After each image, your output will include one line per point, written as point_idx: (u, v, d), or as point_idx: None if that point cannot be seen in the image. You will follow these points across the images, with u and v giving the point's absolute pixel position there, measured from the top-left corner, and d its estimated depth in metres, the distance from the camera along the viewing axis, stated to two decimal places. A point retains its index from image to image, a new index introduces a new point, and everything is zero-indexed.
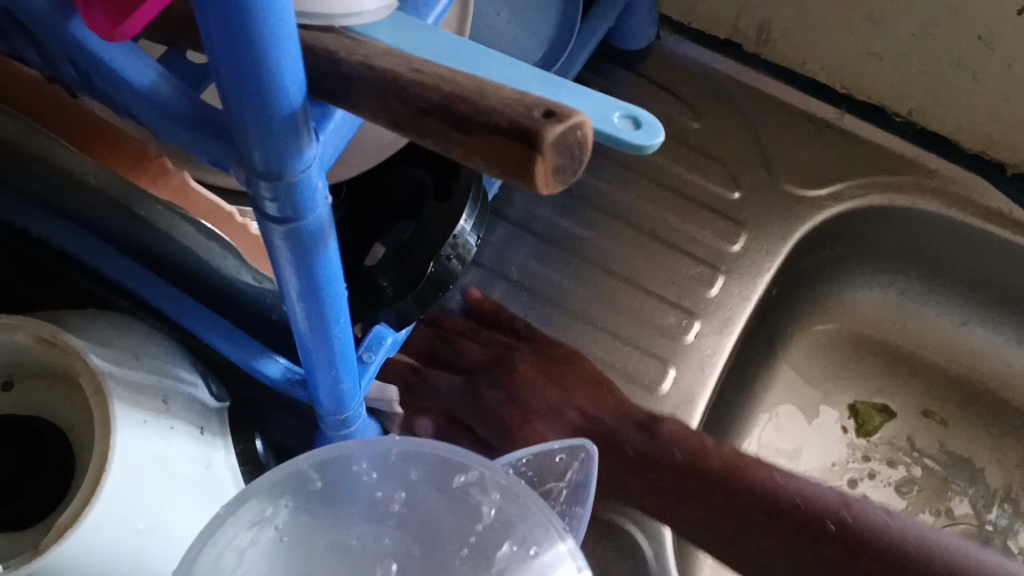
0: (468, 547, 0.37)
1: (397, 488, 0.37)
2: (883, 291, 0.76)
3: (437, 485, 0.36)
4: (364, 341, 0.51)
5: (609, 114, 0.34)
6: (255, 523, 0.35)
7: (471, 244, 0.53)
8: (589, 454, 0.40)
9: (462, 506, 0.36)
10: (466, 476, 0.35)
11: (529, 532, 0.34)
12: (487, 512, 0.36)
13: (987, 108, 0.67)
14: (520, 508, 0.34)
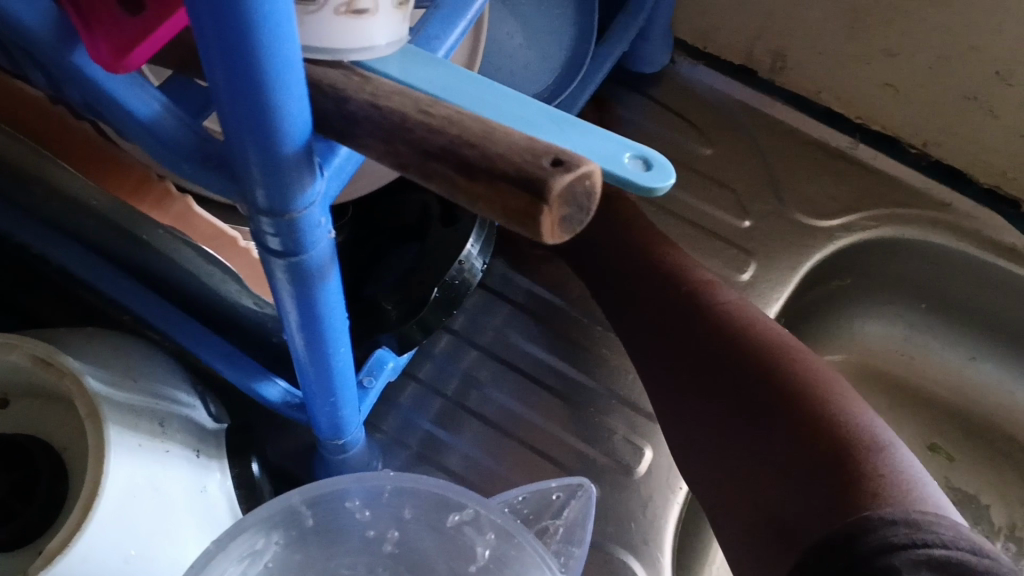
0: None
1: (390, 526, 0.36)
2: (891, 322, 0.75)
3: (431, 524, 0.36)
4: (364, 365, 0.51)
5: (620, 155, 0.33)
6: (245, 559, 0.34)
7: (477, 268, 0.52)
8: (588, 491, 0.43)
9: (456, 546, 0.36)
10: (461, 515, 0.35)
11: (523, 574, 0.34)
12: (481, 553, 0.36)
13: (1002, 143, 0.66)
14: (517, 552, 0.34)
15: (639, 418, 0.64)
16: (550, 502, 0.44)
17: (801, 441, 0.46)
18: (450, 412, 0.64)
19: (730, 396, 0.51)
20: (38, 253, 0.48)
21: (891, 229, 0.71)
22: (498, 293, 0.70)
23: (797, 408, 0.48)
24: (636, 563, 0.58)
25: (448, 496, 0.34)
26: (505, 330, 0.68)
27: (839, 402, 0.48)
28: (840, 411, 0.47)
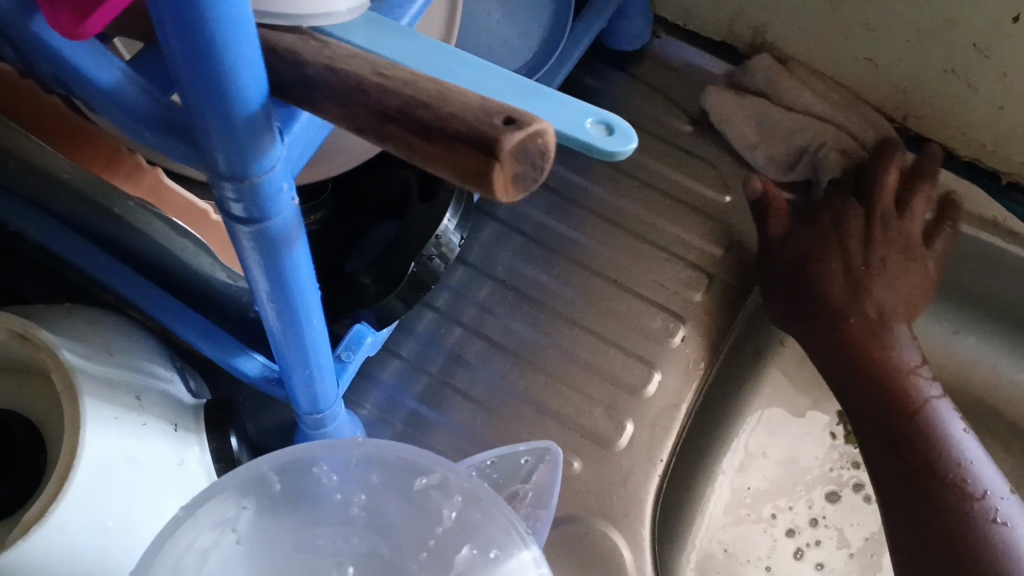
0: (426, 551, 0.37)
1: (357, 491, 0.37)
2: None
3: (397, 488, 0.37)
4: (343, 340, 0.50)
5: (581, 120, 0.33)
6: (217, 526, 0.34)
7: (455, 242, 0.52)
8: (554, 456, 0.44)
9: (421, 510, 0.37)
10: (428, 479, 0.36)
11: (491, 536, 0.35)
12: (447, 515, 0.37)
13: (983, 116, 0.67)
14: (484, 514, 0.35)
15: (622, 393, 0.65)
16: (519, 466, 0.45)
17: (929, 507, 0.54)
18: (434, 390, 0.64)
19: (881, 445, 0.59)
20: (16, 231, 0.48)
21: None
22: (481, 270, 0.69)
23: (927, 473, 0.56)
24: (617, 535, 0.60)
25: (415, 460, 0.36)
26: (488, 308, 0.67)
27: (958, 469, 0.55)
28: (961, 477, 0.55)
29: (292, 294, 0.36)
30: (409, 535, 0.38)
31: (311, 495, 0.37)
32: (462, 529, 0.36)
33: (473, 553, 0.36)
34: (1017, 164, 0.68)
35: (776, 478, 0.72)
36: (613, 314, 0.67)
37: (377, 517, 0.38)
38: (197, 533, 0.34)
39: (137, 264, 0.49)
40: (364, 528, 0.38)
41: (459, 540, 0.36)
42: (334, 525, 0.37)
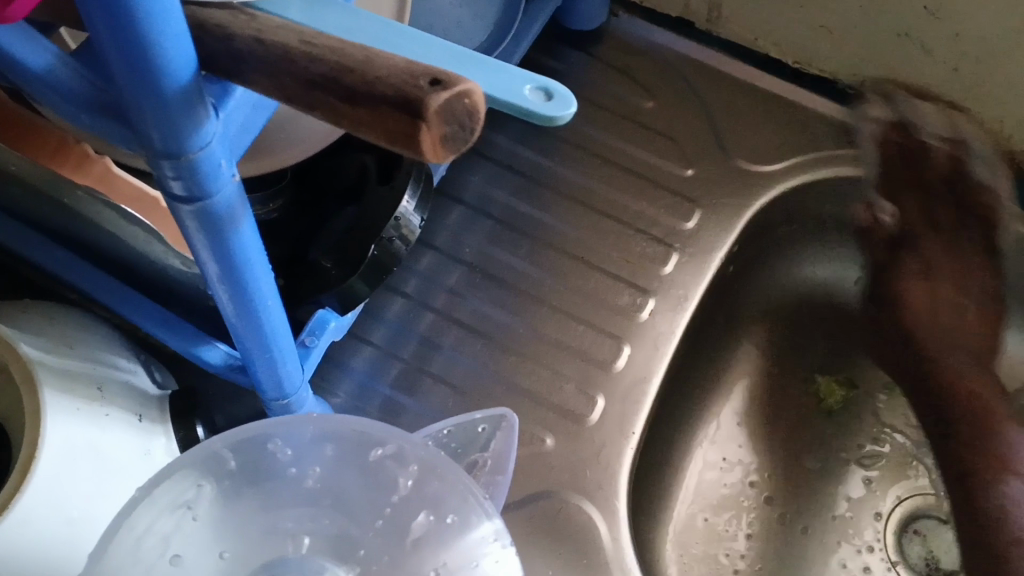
0: (383, 519, 0.38)
1: (312, 464, 0.38)
2: (843, 267, 0.75)
3: (352, 460, 0.38)
4: (307, 325, 0.51)
5: (518, 87, 0.33)
6: (176, 507, 0.36)
7: (415, 224, 0.52)
8: (511, 422, 0.47)
9: (377, 481, 0.38)
10: (384, 450, 0.38)
11: (447, 501, 0.37)
12: (403, 485, 0.38)
13: (938, 80, 0.67)
14: (442, 483, 0.37)
15: (592, 368, 0.65)
16: (476, 435, 0.47)
17: None
18: (408, 375, 0.64)
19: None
20: None
21: (849, 174, 0.70)
22: (450, 254, 0.69)
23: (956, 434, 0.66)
24: (592, 508, 0.60)
25: (370, 432, 0.37)
26: (459, 292, 0.67)
27: None
28: None
29: (242, 275, 0.36)
30: (366, 511, 0.38)
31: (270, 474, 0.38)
32: (418, 502, 0.38)
33: (431, 524, 0.37)
34: (975, 124, 0.69)
35: (748, 449, 0.72)
36: (581, 292, 0.68)
37: (331, 494, 0.38)
38: (157, 515, 0.35)
39: (97, 259, 0.49)
40: (321, 509, 0.38)
41: (416, 513, 0.38)
42: (292, 506, 0.38)
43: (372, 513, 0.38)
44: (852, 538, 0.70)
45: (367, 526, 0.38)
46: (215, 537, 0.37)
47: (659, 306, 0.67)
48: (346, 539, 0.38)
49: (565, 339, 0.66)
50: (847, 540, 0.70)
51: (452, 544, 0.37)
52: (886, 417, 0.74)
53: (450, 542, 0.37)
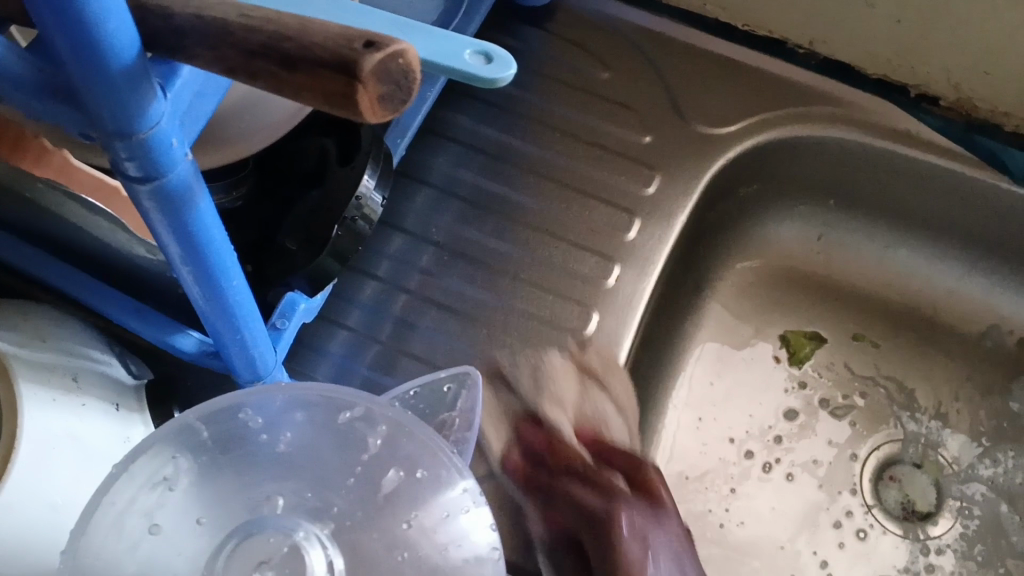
0: (355, 477, 0.40)
1: (283, 431, 0.40)
2: (804, 224, 0.78)
3: (322, 425, 0.41)
4: (277, 309, 0.52)
5: (458, 52, 0.34)
6: (155, 483, 0.38)
7: (376, 203, 0.53)
8: (474, 380, 0.49)
9: (347, 443, 0.41)
10: (351, 413, 0.41)
11: (416, 457, 0.40)
12: (373, 444, 0.40)
13: (883, 33, 0.68)
14: (410, 442, 0.40)
15: (564, 337, 0.66)
16: (443, 395, 0.49)
17: None
18: (386, 357, 0.65)
19: None
20: None
21: (810, 129, 0.72)
22: (420, 236, 0.70)
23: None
24: None
25: (338, 397, 0.41)
26: (431, 272, 0.68)
27: None
28: None
29: (204, 255, 0.37)
30: (339, 473, 0.40)
31: (245, 439, 0.40)
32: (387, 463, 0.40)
33: (405, 482, 0.40)
34: (923, 75, 0.70)
35: (728, 398, 0.74)
36: (551, 265, 0.69)
37: (307, 459, 0.40)
38: (136, 491, 0.37)
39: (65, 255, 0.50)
40: (297, 473, 0.39)
41: (388, 472, 0.40)
42: (268, 469, 0.39)
43: (343, 474, 0.40)
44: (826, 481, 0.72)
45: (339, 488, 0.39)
46: (197, 496, 0.38)
47: (624, 272, 0.68)
48: (317, 500, 0.39)
49: (538, 310, 0.67)
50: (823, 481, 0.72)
51: (428, 499, 0.39)
52: (854, 367, 0.76)
53: (423, 496, 0.39)
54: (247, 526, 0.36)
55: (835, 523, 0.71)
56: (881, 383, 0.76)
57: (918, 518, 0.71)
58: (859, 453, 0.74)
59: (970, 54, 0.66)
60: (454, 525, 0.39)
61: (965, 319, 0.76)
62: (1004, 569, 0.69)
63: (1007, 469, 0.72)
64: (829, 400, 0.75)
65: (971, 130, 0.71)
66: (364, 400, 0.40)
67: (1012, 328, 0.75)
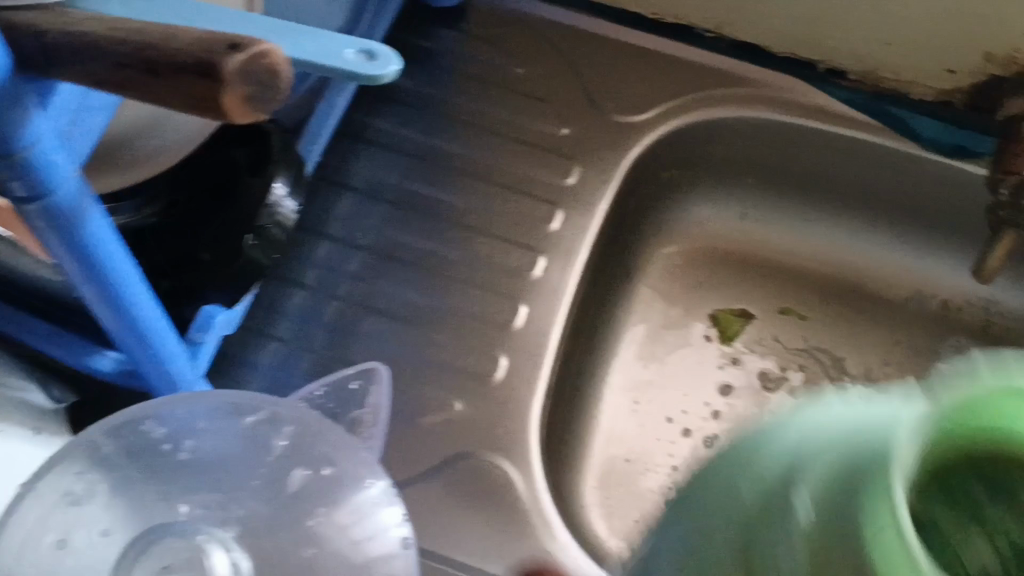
0: (260, 477, 0.48)
1: (186, 439, 0.46)
2: (724, 205, 0.79)
3: (228, 431, 0.47)
4: (194, 323, 0.52)
5: (339, 51, 0.35)
6: (67, 495, 0.44)
7: (289, 210, 0.54)
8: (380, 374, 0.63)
9: (252, 443, 0.48)
10: (255, 416, 0.47)
11: (321, 455, 0.48)
12: (276, 444, 0.48)
13: (784, 10, 0.70)
14: (320, 441, 0.47)
15: (493, 331, 0.67)
16: (353, 392, 0.62)
17: None
18: (320, 364, 0.65)
19: None
20: None
21: (724, 112, 0.73)
22: (347, 242, 0.70)
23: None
24: (508, 466, 0.61)
25: (243, 402, 0.47)
26: (363, 277, 0.68)
27: None
28: None
29: (103, 271, 0.37)
30: (255, 482, 0.48)
31: (160, 456, 0.46)
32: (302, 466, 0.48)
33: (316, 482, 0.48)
34: (829, 50, 0.72)
35: (661, 381, 0.75)
36: (479, 261, 0.69)
37: (220, 469, 0.47)
38: (49, 503, 0.43)
39: None
40: (216, 482, 0.47)
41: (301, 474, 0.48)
42: (182, 480, 0.47)
43: (260, 482, 0.48)
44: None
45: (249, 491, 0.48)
46: (122, 509, 0.45)
47: (551, 262, 0.69)
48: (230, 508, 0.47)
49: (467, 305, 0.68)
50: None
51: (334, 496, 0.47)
52: (783, 340, 0.77)
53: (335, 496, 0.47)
54: (165, 529, 0.45)
55: None
56: (812, 355, 0.77)
57: None
58: None
59: (871, 26, 0.68)
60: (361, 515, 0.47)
61: (890, 287, 0.78)
62: None
63: None
64: (762, 373, 0.76)
65: (880, 100, 0.72)
66: (269, 405, 0.47)
67: (935, 292, 0.77)
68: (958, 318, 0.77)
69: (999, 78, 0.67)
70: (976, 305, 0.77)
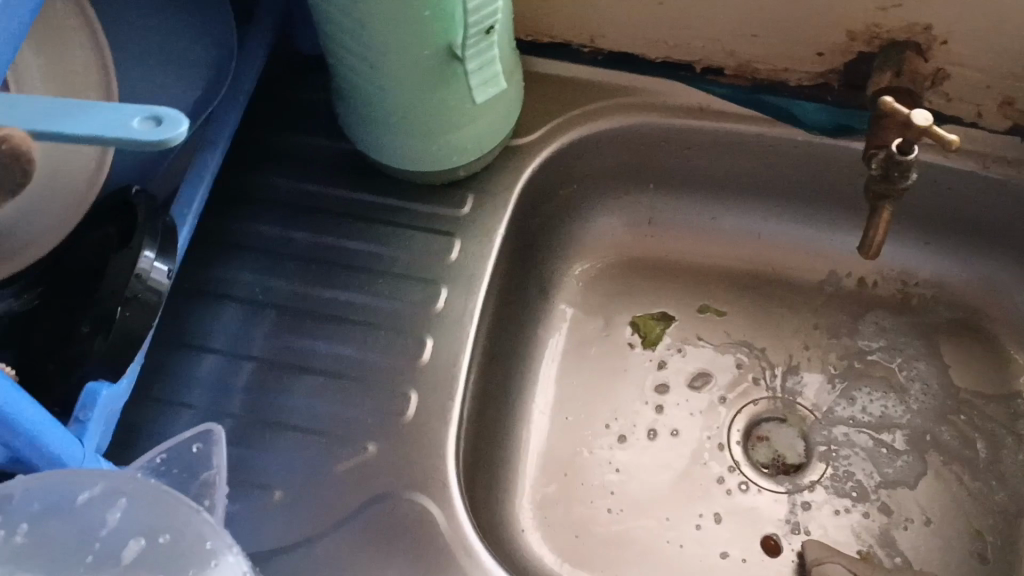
0: (91, 555, 0.45)
1: (16, 526, 0.44)
2: (620, 211, 0.80)
3: (60, 507, 0.45)
4: (79, 402, 0.53)
5: (128, 121, 0.36)
6: None
7: (164, 274, 0.54)
8: (216, 436, 0.57)
9: (84, 520, 0.46)
10: (89, 492, 0.46)
11: (157, 525, 0.46)
12: (111, 518, 0.46)
13: (651, 16, 0.70)
14: (161, 507, 0.46)
15: (401, 368, 0.65)
16: (194, 455, 0.57)
17: None
18: (240, 428, 0.64)
19: None
20: None
21: (606, 123, 0.73)
22: (255, 302, 0.69)
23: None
24: (427, 500, 0.60)
25: (77, 478, 0.46)
26: (277, 335, 0.67)
27: None
28: None
29: None
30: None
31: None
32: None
33: (181, 549, 0.45)
34: (699, 49, 0.72)
35: (593, 388, 0.76)
36: (384, 293, 0.68)
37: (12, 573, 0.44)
38: None
39: None
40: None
41: (147, 549, 0.46)
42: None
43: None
44: (696, 446, 0.74)
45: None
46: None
47: (452, 292, 0.68)
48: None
49: (379, 354, 0.66)
50: (699, 444, 0.74)
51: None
52: (703, 336, 0.78)
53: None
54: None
55: (717, 479, 0.73)
56: (735, 347, 0.77)
57: (792, 471, 0.73)
58: (727, 394, 0.76)
59: (731, 21, 0.69)
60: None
61: (804, 270, 0.79)
62: (879, 501, 0.71)
63: (864, 405, 0.75)
64: (690, 372, 0.77)
65: (758, 91, 0.73)
66: (106, 478, 0.46)
67: (849, 271, 0.79)
68: (876, 293, 0.78)
69: (869, 52, 0.67)
70: (891, 278, 0.78)
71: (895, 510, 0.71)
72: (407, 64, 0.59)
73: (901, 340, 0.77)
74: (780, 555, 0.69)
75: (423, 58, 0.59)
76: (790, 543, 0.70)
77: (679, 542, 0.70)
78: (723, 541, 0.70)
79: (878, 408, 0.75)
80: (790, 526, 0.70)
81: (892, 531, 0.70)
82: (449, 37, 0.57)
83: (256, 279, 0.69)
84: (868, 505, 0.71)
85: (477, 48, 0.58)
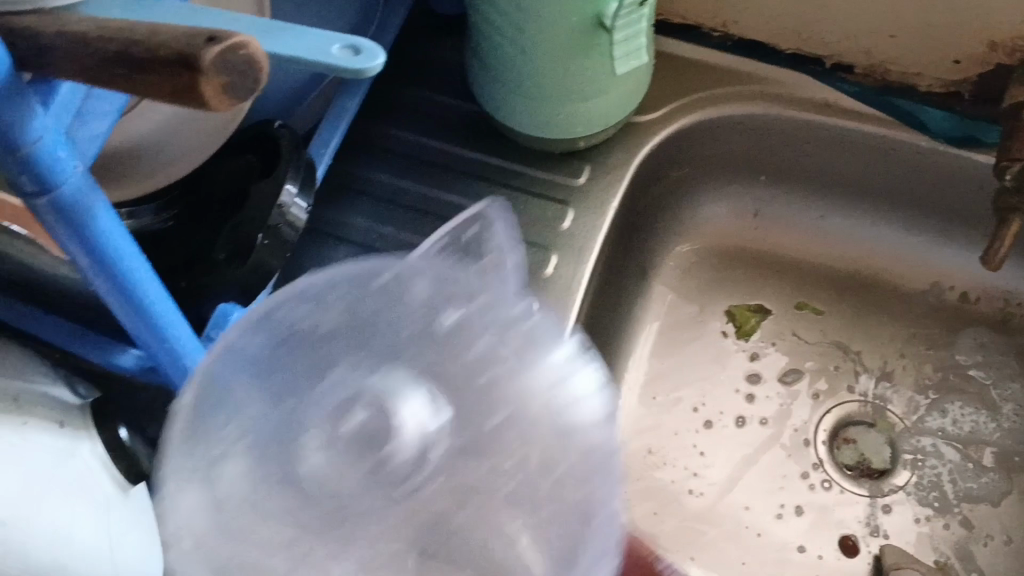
0: (396, 336, 0.51)
1: (276, 330, 0.49)
2: (731, 200, 0.80)
3: (359, 289, 0.51)
4: (210, 321, 0.54)
5: (328, 49, 0.37)
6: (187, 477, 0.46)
7: (303, 209, 0.55)
8: (485, 213, 0.55)
9: (386, 296, 0.51)
10: (380, 277, 0.51)
11: (479, 297, 0.51)
12: (412, 290, 0.51)
13: (787, 6, 0.70)
14: (483, 289, 0.51)
15: None
16: (472, 234, 0.54)
17: None
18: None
19: None
20: None
21: (731, 110, 0.73)
22: (367, 246, 0.70)
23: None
24: None
25: (366, 273, 0.51)
26: None
27: None
28: None
29: (114, 266, 0.41)
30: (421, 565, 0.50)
31: (262, 368, 0.49)
32: (411, 388, 0.50)
33: (503, 312, 0.50)
34: (833, 45, 0.72)
35: (685, 370, 0.77)
36: None
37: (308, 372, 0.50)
38: (200, 454, 0.46)
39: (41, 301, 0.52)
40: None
41: (476, 330, 0.51)
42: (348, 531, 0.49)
43: (331, 422, 0.50)
44: (781, 439, 0.74)
45: (288, 443, 0.49)
46: (240, 478, 0.47)
47: (562, 258, 0.68)
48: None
49: None
50: (785, 437, 0.74)
51: (486, 366, 0.50)
52: (799, 333, 0.78)
53: (523, 381, 0.49)
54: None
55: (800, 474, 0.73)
56: (830, 347, 0.78)
57: (877, 476, 0.73)
58: (820, 391, 0.76)
59: (869, 20, 0.69)
60: (573, 375, 0.48)
61: (908, 279, 0.78)
62: (960, 514, 0.71)
63: (956, 418, 0.74)
64: (782, 367, 0.77)
65: (887, 93, 0.73)
66: (342, 270, 0.50)
67: (953, 284, 0.77)
68: (977, 309, 0.77)
69: (1006, 65, 0.67)
70: (994, 296, 0.77)
71: (976, 526, 0.70)
72: (554, 29, 0.60)
73: (999, 358, 0.76)
74: (857, 556, 0.69)
75: (570, 24, 0.59)
76: (868, 545, 0.70)
77: (757, 530, 0.70)
78: (801, 535, 0.70)
79: (969, 424, 0.74)
80: (870, 529, 0.71)
81: (970, 545, 0.70)
82: (601, 6, 0.58)
83: (371, 225, 0.71)
84: (949, 517, 0.71)
85: (627, 19, 0.58)
